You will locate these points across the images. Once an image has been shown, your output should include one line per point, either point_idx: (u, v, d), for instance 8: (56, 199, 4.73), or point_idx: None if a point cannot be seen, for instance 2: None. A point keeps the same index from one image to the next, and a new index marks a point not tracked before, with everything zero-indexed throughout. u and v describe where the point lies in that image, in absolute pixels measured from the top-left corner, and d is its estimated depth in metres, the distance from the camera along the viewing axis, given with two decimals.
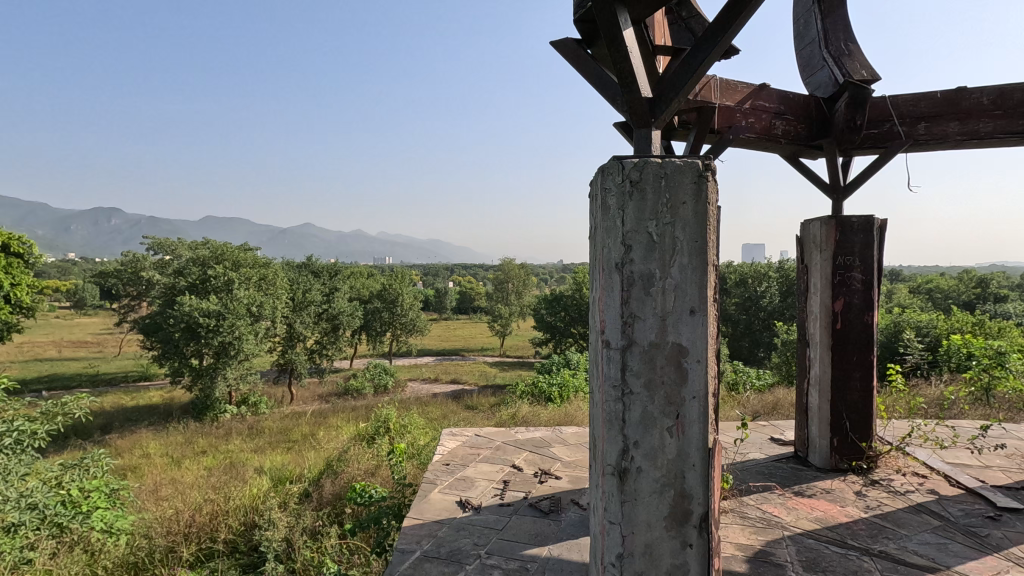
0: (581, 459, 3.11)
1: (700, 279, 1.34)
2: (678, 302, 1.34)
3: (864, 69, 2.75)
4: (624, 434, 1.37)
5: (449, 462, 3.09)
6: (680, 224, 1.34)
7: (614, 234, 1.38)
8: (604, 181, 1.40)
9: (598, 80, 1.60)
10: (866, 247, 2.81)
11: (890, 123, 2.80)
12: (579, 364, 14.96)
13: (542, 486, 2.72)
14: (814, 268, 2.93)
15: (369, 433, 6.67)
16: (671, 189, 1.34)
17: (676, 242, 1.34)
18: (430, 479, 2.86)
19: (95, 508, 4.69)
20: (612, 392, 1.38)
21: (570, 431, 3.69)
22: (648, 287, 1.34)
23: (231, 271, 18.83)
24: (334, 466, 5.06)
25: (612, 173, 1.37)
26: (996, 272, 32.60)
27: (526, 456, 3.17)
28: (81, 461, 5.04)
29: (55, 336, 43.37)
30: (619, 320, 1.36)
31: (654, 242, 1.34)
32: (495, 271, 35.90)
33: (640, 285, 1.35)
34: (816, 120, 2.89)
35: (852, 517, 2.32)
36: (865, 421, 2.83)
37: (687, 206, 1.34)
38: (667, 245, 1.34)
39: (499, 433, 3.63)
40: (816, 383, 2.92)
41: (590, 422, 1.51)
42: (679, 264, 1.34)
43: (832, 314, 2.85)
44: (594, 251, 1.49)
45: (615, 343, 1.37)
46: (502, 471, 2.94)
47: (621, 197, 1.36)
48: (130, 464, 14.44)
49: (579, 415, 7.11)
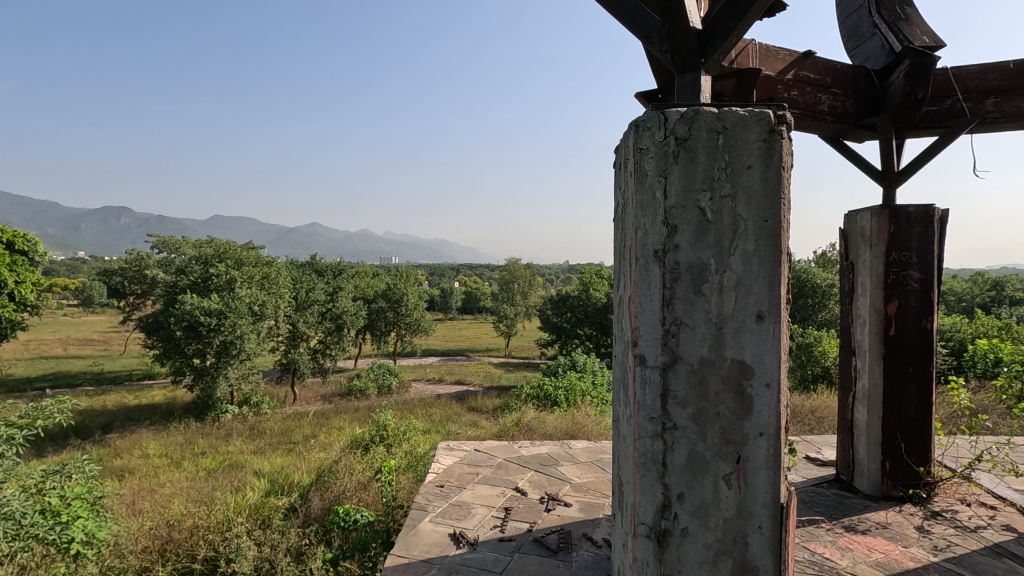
0: (593, 482, 2.76)
1: (771, 273, 0.97)
2: (739, 305, 0.98)
3: (924, 34, 2.36)
4: (662, 483, 1.02)
5: (443, 484, 2.74)
6: (743, 197, 0.98)
7: (651, 212, 1.03)
8: (639, 140, 1.05)
9: (627, 15, 1.24)
10: (924, 242, 2.42)
11: (951, 99, 2.43)
12: (586, 365, 14.66)
13: (550, 517, 2.36)
14: (863, 265, 2.56)
15: (365, 441, 6.33)
16: (732, 148, 0.98)
17: (738, 222, 0.98)
18: (421, 504, 2.51)
19: (77, 518, 4.14)
20: (648, 425, 1.03)
21: (580, 446, 3.33)
22: (698, 283, 0.99)
23: (234, 270, 18.59)
24: (324, 478, 4.70)
25: (651, 129, 1.02)
26: (1010, 275, 32.01)
27: (530, 477, 2.80)
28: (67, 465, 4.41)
29: (62, 334, 43.54)
30: (658, 327, 1.02)
31: (704, 220, 0.99)
32: (501, 271, 35.59)
33: (689, 281, 0.99)
34: (866, 96, 2.52)
35: (920, 561, 1.95)
36: (922, 444, 2.46)
37: (753, 172, 0.97)
38: (726, 225, 0.98)
39: (500, 448, 3.28)
40: (864, 398, 2.55)
41: (617, 463, 1.16)
42: (742, 252, 0.98)
43: (884, 319, 2.47)
44: (624, 236, 1.14)
45: (653, 362, 1.02)
46: (502, 496, 2.58)
47: (662, 158, 1.02)
48: (128, 467, 14.20)
49: (587, 423, 6.78)
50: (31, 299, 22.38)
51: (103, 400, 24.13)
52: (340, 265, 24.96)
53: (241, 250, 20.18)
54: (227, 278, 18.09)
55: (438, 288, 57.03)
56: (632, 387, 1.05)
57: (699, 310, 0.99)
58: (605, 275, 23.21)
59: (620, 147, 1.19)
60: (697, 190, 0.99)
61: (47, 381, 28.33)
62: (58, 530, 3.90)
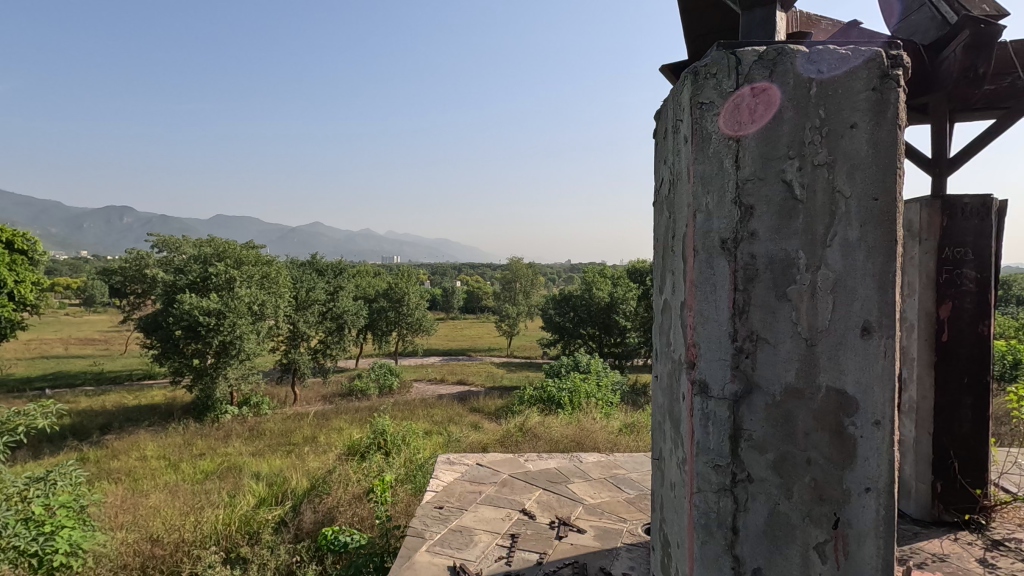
0: (607, 503, 2.50)
1: (880, 287, 1.01)
2: (842, 322, 1.03)
3: (983, 3, 2.05)
4: (726, 533, 1.12)
5: (442, 505, 2.48)
6: (842, 161, 1.01)
7: (720, 198, 1.08)
8: (699, 87, 1.09)
9: None
10: (981, 236, 2.15)
11: (1012, 75, 2.12)
12: (590, 366, 14.39)
13: (562, 546, 2.10)
14: (909, 262, 2.29)
15: (362, 448, 6.07)
16: (841, 102, 1.01)
17: (839, 201, 1.02)
18: (418, 530, 2.25)
19: (62, 528, 3.87)
20: (717, 479, 1.11)
21: (591, 460, 3.07)
22: (783, 286, 1.04)
23: (233, 269, 18.29)
24: (316, 489, 4.45)
25: (721, 72, 1.07)
26: None
27: (538, 497, 2.55)
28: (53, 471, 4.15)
29: (63, 333, 43.47)
30: (727, 370, 1.08)
31: (782, 226, 1.05)
32: (503, 270, 35.30)
33: (774, 277, 1.05)
34: (914, 76, 2.26)
35: None
36: (978, 463, 2.19)
37: (859, 130, 1.01)
38: (822, 204, 1.02)
39: (505, 462, 3.03)
40: (911, 411, 2.29)
41: (676, 515, 1.24)
42: (841, 233, 1.02)
43: (936, 324, 2.20)
44: (679, 254, 1.20)
45: (727, 401, 1.09)
46: (508, 520, 2.32)
47: (728, 159, 1.07)
48: (125, 471, 13.99)
49: (594, 427, 6.53)
50: (30, 298, 22.19)
51: (102, 400, 23.95)
52: (341, 264, 24.65)
53: (240, 248, 19.90)
54: (226, 277, 17.81)
55: (440, 287, 56.75)
56: (694, 426, 1.12)
57: (783, 327, 1.05)
58: (608, 274, 22.91)
59: (673, 86, 1.23)
60: (775, 199, 1.05)
61: (46, 381, 28.17)
62: (39, 541, 3.70)
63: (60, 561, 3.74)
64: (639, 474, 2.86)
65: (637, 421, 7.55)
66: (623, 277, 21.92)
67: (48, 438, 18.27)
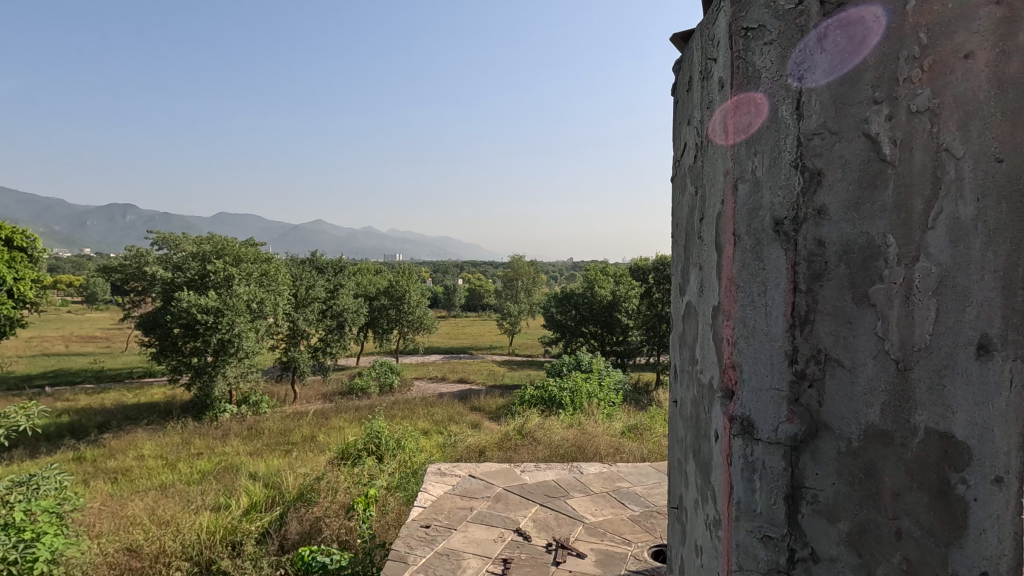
0: (610, 522, 2.28)
1: (1010, 303, 0.86)
2: (950, 341, 0.90)
3: None
4: None
5: (430, 524, 2.27)
6: (954, 138, 0.89)
7: (780, 166, 1.04)
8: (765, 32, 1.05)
9: None
10: None
11: None
12: (592, 365, 14.19)
13: (559, 573, 1.89)
14: None
15: (357, 452, 5.87)
16: (948, 34, 0.90)
17: (956, 175, 0.89)
18: (402, 553, 2.04)
19: (42, 534, 3.68)
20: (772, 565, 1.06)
21: (593, 471, 2.86)
22: (867, 275, 0.96)
23: (231, 266, 18.08)
24: (303, 497, 4.24)
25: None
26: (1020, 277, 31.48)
27: (534, 515, 2.33)
28: (33, 475, 3.96)
29: (65, 330, 43.44)
30: (778, 420, 1.04)
31: (861, 218, 0.97)
32: (505, 268, 35.11)
33: (859, 258, 0.97)
34: None
35: None
36: None
37: (982, 55, 0.87)
38: (910, 178, 0.93)
39: (500, 473, 2.82)
40: None
41: None
42: (946, 205, 0.90)
43: None
44: (716, 282, 1.18)
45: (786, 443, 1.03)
46: (500, 542, 2.11)
47: (771, 157, 1.05)
48: (122, 471, 13.86)
49: (596, 430, 6.32)
50: (30, 296, 22.05)
51: (102, 398, 23.84)
52: (341, 262, 24.48)
53: (239, 245, 19.69)
54: (225, 274, 17.65)
55: (442, 285, 56.56)
56: (737, 482, 1.10)
57: (861, 350, 0.97)
58: (610, 272, 22.70)
59: (705, 15, 1.23)
60: (851, 177, 0.98)
61: (47, 378, 28.10)
62: (19, 549, 3.48)
63: (44, 568, 3.53)
64: (644, 487, 2.64)
65: (639, 423, 7.35)
66: (625, 275, 21.68)
67: (46, 436, 18.16)
